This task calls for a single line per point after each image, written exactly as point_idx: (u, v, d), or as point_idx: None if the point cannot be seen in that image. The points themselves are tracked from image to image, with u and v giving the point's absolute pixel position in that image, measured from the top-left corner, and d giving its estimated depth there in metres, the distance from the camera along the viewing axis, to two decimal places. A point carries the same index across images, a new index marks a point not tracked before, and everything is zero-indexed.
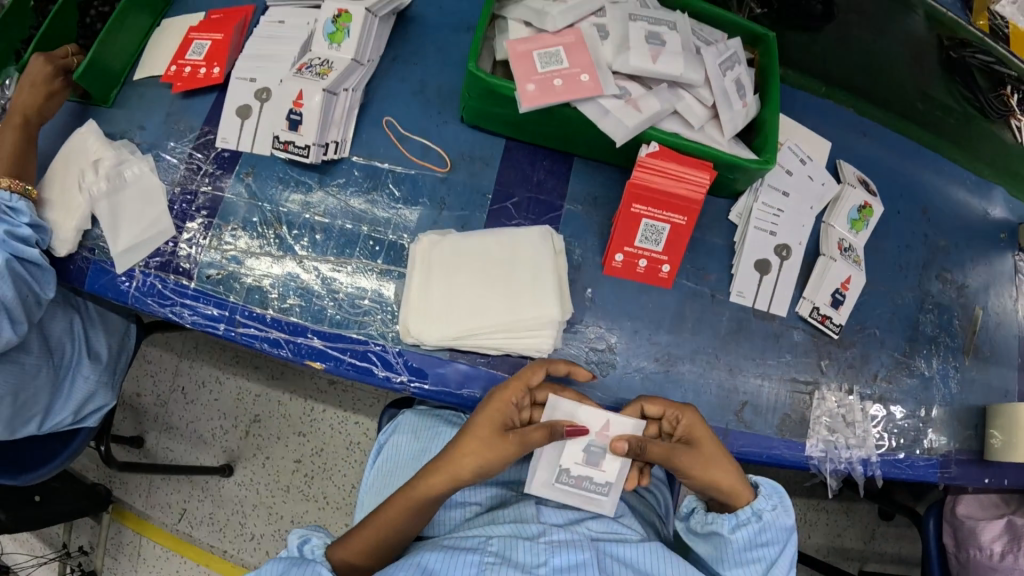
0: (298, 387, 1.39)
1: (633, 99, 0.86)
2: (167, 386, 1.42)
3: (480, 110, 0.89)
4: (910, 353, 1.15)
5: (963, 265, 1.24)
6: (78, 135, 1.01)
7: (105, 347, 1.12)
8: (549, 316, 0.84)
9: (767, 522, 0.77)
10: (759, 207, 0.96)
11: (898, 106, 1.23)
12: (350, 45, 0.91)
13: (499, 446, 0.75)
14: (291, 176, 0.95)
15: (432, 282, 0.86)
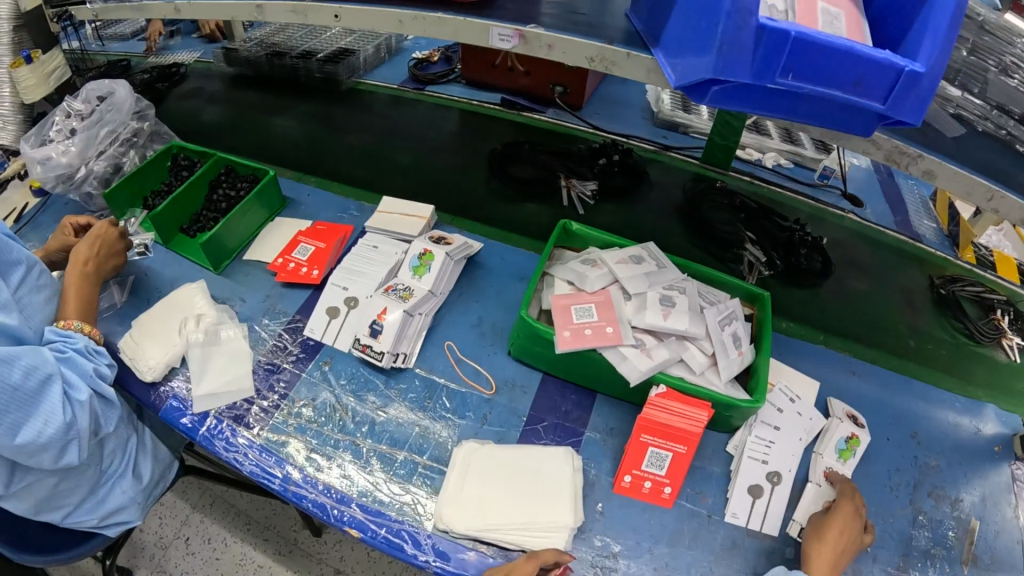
0: (303, 569, 1.52)
1: (647, 348, 1.04)
2: (173, 532, 1.57)
3: (524, 345, 1.09)
4: (906, 567, 1.17)
5: (958, 481, 1.29)
6: (188, 291, 1.28)
7: (148, 472, 1.27)
8: (564, 523, 0.97)
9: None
10: (753, 440, 1.12)
11: (888, 347, 1.43)
12: (429, 279, 1.16)
13: None
14: (362, 373, 1.18)
15: (467, 482, 1.02)
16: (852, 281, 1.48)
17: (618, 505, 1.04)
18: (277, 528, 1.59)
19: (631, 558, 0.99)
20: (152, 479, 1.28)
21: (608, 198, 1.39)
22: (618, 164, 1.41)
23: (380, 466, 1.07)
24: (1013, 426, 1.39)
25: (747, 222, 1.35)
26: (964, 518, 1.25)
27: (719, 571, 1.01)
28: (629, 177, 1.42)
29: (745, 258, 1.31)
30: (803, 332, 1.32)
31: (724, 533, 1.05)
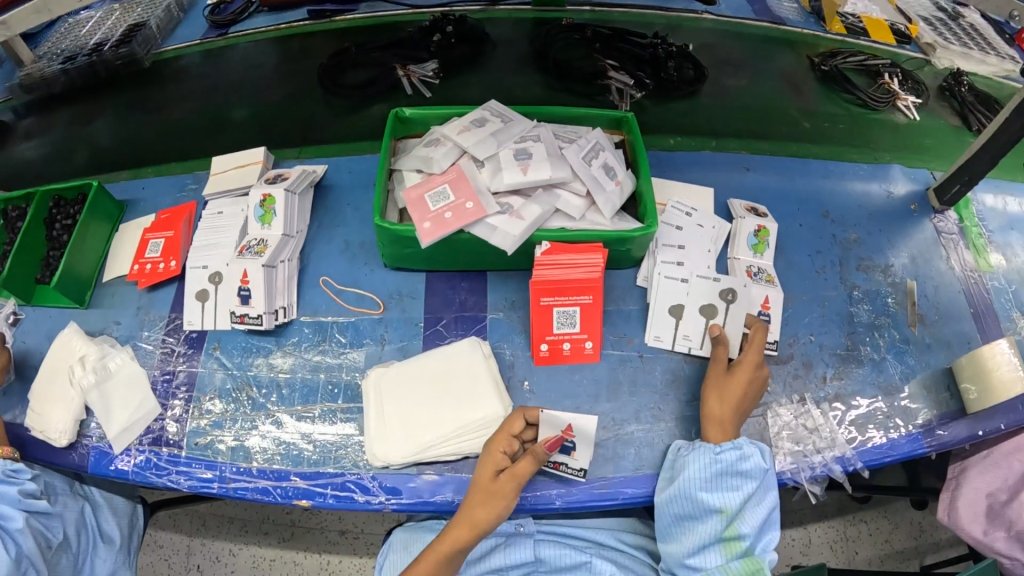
0: (312, 543, 1.43)
1: (515, 210, 0.98)
2: (182, 567, 1.42)
3: (396, 253, 1.02)
4: (855, 345, 1.21)
5: (882, 248, 1.30)
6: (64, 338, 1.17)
7: (116, 529, 1.21)
8: (495, 415, 0.93)
9: (749, 452, 0.87)
10: (662, 266, 1.07)
11: (785, 134, 1.37)
12: (279, 222, 1.06)
13: (498, 491, 0.84)
14: (252, 343, 1.10)
15: (384, 416, 0.96)
16: (734, 80, 1.42)
17: (546, 375, 1.00)
18: (271, 517, 1.46)
19: None
20: (125, 533, 1.23)
21: (453, 73, 1.28)
22: (454, 35, 1.29)
23: (305, 427, 1.03)
24: (923, 181, 1.39)
25: (603, 49, 1.28)
26: (899, 282, 1.28)
27: (669, 405, 1.01)
28: (470, 45, 1.29)
29: (613, 87, 1.25)
30: (693, 143, 1.25)
31: (662, 368, 1.04)
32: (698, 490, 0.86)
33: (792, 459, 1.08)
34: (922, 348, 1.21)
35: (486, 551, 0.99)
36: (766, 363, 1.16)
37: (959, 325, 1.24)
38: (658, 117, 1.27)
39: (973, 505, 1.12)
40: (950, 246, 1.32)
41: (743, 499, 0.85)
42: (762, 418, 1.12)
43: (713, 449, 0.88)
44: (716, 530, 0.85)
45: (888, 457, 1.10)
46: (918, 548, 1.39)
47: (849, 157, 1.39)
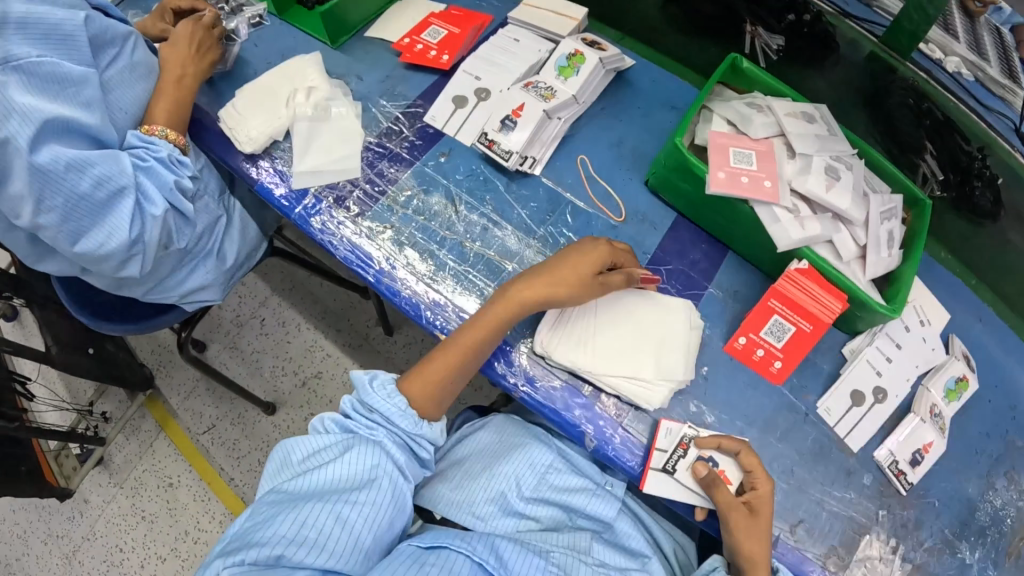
0: (371, 362, 1.66)
1: (800, 216, 0.96)
2: (252, 313, 1.75)
3: (667, 180, 0.99)
4: (957, 536, 1.13)
5: None
6: (301, 61, 1.20)
7: (232, 253, 1.32)
8: (673, 375, 0.91)
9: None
10: (872, 349, 1.05)
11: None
12: (575, 82, 1.04)
13: (587, 285, 0.89)
14: (483, 171, 1.07)
15: (554, 276, 0.89)
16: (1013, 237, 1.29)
17: (724, 369, 0.97)
18: (352, 323, 1.72)
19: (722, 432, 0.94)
20: (237, 262, 1.34)
21: (792, 60, 1.31)
22: (809, 26, 1.28)
23: (484, 271, 1.00)
24: None
25: (930, 131, 1.24)
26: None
27: (799, 472, 1.01)
28: (818, 45, 1.29)
29: (918, 170, 1.26)
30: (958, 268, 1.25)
31: (814, 437, 1.03)
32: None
33: None
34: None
35: (572, 487, 0.97)
36: (891, 496, 1.07)
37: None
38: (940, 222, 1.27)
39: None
40: None
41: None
42: (858, 538, 1.04)
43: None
44: None
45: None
46: None
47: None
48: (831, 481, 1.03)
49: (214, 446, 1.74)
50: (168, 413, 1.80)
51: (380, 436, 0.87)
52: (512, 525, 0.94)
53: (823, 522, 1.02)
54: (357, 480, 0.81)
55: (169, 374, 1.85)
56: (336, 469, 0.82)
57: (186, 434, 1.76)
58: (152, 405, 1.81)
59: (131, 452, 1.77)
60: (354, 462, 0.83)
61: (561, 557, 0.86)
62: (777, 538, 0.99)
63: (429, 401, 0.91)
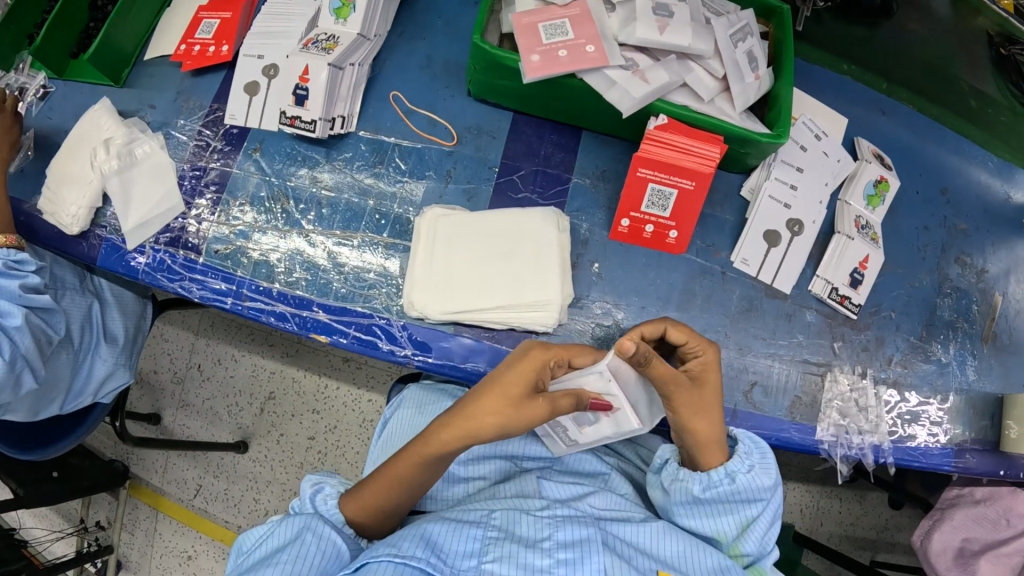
0: (314, 364, 1.41)
1: (640, 70, 0.84)
2: (185, 364, 1.46)
3: (488, 83, 0.88)
4: (927, 338, 1.05)
5: (984, 249, 1.12)
6: (92, 115, 1.06)
7: (121, 330, 1.17)
8: (549, 300, 0.82)
9: (740, 485, 0.78)
10: (772, 183, 0.92)
11: (942, 94, 1.15)
12: (356, 19, 0.94)
13: (525, 405, 0.72)
14: (299, 151, 0.98)
15: (480, 399, 0.74)
16: (914, 26, 1.11)
17: (617, 258, 0.87)
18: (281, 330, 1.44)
19: (639, 328, 0.86)
20: (131, 335, 1.19)
21: None
22: None
23: (339, 249, 0.93)
24: None
25: None
26: (986, 294, 1.11)
27: (733, 335, 0.91)
28: None
29: None
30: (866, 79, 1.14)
31: (740, 293, 0.91)
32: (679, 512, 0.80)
33: (834, 431, 0.94)
34: (984, 368, 1.07)
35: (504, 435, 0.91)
36: (842, 325, 0.97)
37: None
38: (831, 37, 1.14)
39: (954, 536, 1.13)
40: None
41: (740, 522, 0.79)
42: (820, 380, 0.95)
43: (698, 490, 0.78)
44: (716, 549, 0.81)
45: (918, 462, 0.99)
46: (875, 543, 1.41)
47: (993, 151, 1.17)
48: (772, 332, 0.92)
49: (211, 503, 1.48)
50: (157, 492, 1.53)
51: (299, 518, 0.76)
52: (462, 492, 0.89)
53: (778, 376, 0.92)
54: (282, 539, 0.75)
55: (140, 456, 1.55)
56: (262, 541, 0.76)
57: (180, 504, 1.51)
58: (138, 491, 1.54)
59: (143, 545, 1.53)
60: (273, 529, 0.76)
61: (501, 515, 0.78)
62: (736, 411, 0.90)
63: (369, 520, 0.81)
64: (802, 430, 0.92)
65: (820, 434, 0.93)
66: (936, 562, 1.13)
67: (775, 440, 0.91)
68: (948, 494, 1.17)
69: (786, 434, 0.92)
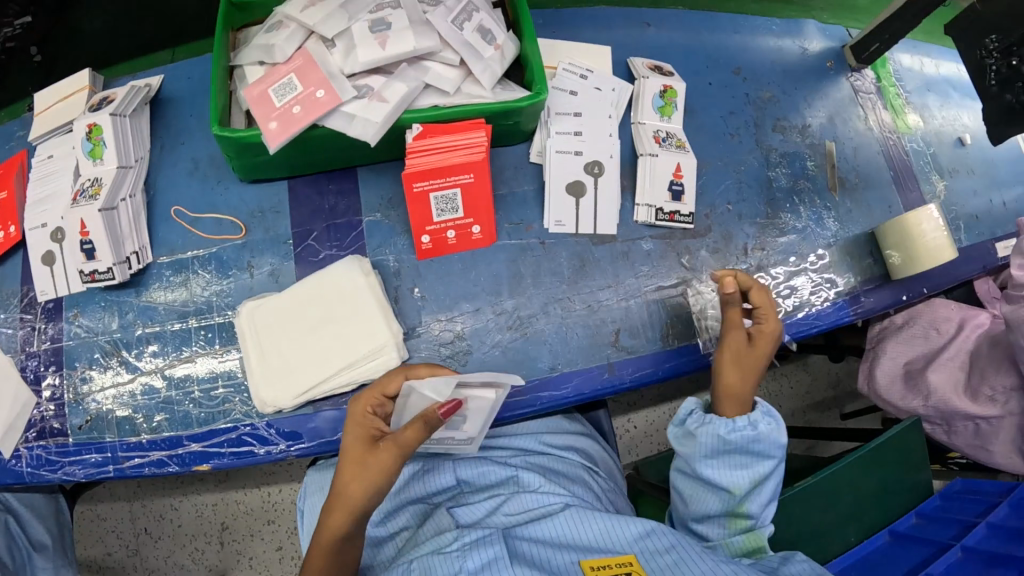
0: (248, 480, 1.37)
1: (376, 92, 0.83)
2: (131, 533, 1.39)
3: (248, 163, 0.87)
4: (774, 212, 1.04)
5: (798, 107, 1.11)
6: None
7: (46, 532, 1.08)
8: (381, 344, 0.81)
9: (763, 432, 0.73)
10: (555, 138, 0.90)
11: None
12: (111, 154, 0.92)
13: (375, 459, 0.68)
14: (112, 299, 0.96)
15: (340, 475, 0.69)
16: None
17: (432, 274, 0.87)
18: None
19: (479, 330, 0.86)
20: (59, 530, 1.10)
21: None
22: None
23: (186, 374, 0.91)
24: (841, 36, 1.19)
25: None
26: (817, 144, 1.11)
27: (578, 295, 0.89)
28: None
29: None
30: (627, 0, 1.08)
31: (567, 254, 0.90)
32: (704, 464, 0.75)
33: (717, 339, 0.91)
34: (842, 214, 1.08)
35: (407, 480, 0.88)
36: (682, 239, 0.96)
37: (879, 188, 1.11)
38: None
39: (895, 364, 1.12)
40: (869, 104, 1.16)
41: (753, 476, 0.74)
42: (683, 297, 0.93)
43: None
44: (721, 504, 0.76)
45: (813, 329, 0.99)
46: (837, 398, 1.40)
47: (778, 13, 1.17)
48: (614, 276, 0.91)
49: None
50: None
51: None
52: (390, 551, 0.84)
53: (640, 313, 0.91)
54: None
55: None
56: None
57: None
58: None
59: None
60: None
61: (419, 564, 0.74)
62: (611, 363, 0.87)
63: None
64: (686, 353, 0.90)
65: (705, 347, 0.90)
66: (888, 395, 1.10)
67: (663, 373, 0.89)
68: (874, 333, 1.17)
69: (673, 363, 0.90)
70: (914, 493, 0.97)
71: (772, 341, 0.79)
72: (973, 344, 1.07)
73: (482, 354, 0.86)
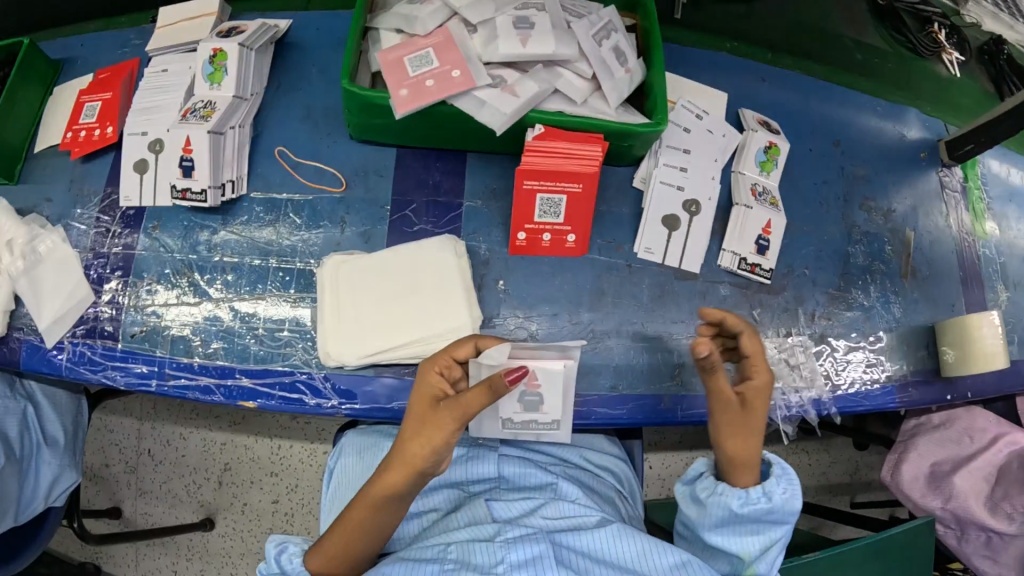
0: (260, 428, 1.38)
1: (508, 85, 0.85)
2: (134, 451, 1.40)
3: (366, 124, 0.89)
4: (847, 286, 1.06)
5: (887, 190, 1.13)
6: None
7: (61, 430, 1.07)
8: (457, 327, 0.83)
9: (776, 505, 0.72)
10: (661, 168, 0.91)
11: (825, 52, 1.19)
12: (230, 83, 0.94)
13: (436, 420, 0.70)
14: (196, 221, 0.98)
15: (404, 430, 0.72)
16: None
17: (518, 271, 0.88)
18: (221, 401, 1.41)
19: (553, 335, 0.87)
20: (72, 431, 1.08)
21: None
22: None
23: (253, 310, 0.93)
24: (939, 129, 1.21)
25: None
26: (897, 231, 1.13)
27: (651, 323, 0.90)
28: None
29: None
30: (746, 51, 1.12)
31: (650, 282, 0.91)
32: (711, 532, 0.75)
33: (769, 397, 0.97)
34: (908, 302, 1.09)
35: (447, 463, 0.90)
36: (759, 292, 0.97)
37: (947, 285, 1.12)
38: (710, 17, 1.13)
39: (920, 465, 1.13)
40: (954, 202, 1.18)
41: (764, 543, 0.73)
42: None
43: None
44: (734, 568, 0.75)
45: (861, 407, 1.01)
46: (851, 485, 1.44)
47: (888, 96, 1.20)
48: (689, 313, 0.92)
49: None
50: None
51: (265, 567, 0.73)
52: (416, 528, 0.86)
53: None
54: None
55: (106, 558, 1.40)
56: None
57: None
58: None
59: None
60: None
61: (456, 548, 0.75)
62: (667, 397, 0.88)
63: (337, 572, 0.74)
64: None
65: None
66: (910, 492, 1.12)
67: None
68: (907, 426, 1.18)
69: None
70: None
71: (766, 396, 0.75)
72: (1002, 460, 1.09)
73: None
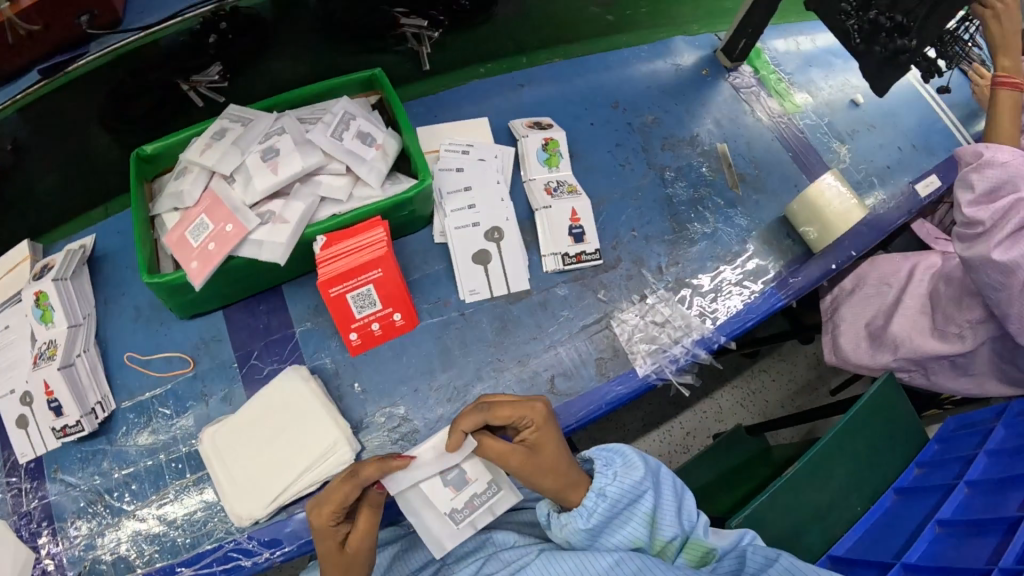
0: None
1: (277, 215, 0.91)
2: None
3: (184, 300, 0.94)
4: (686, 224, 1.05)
5: (689, 116, 1.12)
6: None
7: None
8: (330, 444, 0.86)
9: (614, 494, 0.79)
10: (450, 217, 0.94)
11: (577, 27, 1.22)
12: (59, 317, 0.99)
13: (352, 560, 0.75)
14: (84, 450, 1.00)
15: None
16: None
17: (367, 366, 0.93)
18: None
19: (422, 410, 0.90)
20: None
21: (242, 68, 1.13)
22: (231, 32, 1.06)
23: (167, 506, 0.96)
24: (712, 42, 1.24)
25: None
26: (709, 149, 1.09)
27: (505, 354, 0.90)
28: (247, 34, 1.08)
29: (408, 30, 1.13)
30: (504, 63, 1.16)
31: (487, 319, 0.91)
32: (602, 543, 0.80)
33: (651, 360, 0.92)
34: (750, 208, 1.05)
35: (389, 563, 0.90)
36: (597, 275, 0.96)
37: (781, 172, 1.08)
38: (459, 51, 1.18)
39: (856, 328, 1.14)
40: (755, 87, 1.16)
41: (643, 517, 0.80)
42: (608, 329, 0.93)
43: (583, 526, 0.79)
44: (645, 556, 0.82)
45: (748, 323, 0.96)
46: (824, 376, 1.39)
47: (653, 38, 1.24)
48: (538, 328, 0.91)
49: None
50: None
51: None
52: None
53: (568, 357, 0.91)
54: None
55: None
56: None
57: None
58: None
59: None
60: None
61: None
62: (551, 411, 0.87)
63: None
64: (626, 380, 0.91)
65: (642, 371, 0.91)
66: (859, 360, 1.13)
67: (605, 407, 0.89)
68: (828, 303, 1.20)
69: (612, 395, 0.90)
70: (908, 446, 0.95)
71: (551, 434, 0.76)
72: (926, 288, 1.10)
73: (427, 430, 0.89)
